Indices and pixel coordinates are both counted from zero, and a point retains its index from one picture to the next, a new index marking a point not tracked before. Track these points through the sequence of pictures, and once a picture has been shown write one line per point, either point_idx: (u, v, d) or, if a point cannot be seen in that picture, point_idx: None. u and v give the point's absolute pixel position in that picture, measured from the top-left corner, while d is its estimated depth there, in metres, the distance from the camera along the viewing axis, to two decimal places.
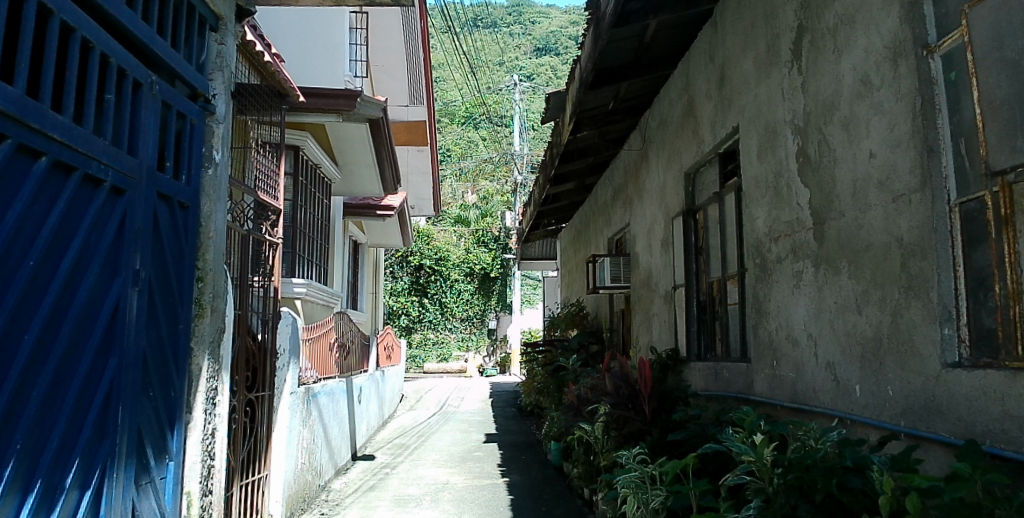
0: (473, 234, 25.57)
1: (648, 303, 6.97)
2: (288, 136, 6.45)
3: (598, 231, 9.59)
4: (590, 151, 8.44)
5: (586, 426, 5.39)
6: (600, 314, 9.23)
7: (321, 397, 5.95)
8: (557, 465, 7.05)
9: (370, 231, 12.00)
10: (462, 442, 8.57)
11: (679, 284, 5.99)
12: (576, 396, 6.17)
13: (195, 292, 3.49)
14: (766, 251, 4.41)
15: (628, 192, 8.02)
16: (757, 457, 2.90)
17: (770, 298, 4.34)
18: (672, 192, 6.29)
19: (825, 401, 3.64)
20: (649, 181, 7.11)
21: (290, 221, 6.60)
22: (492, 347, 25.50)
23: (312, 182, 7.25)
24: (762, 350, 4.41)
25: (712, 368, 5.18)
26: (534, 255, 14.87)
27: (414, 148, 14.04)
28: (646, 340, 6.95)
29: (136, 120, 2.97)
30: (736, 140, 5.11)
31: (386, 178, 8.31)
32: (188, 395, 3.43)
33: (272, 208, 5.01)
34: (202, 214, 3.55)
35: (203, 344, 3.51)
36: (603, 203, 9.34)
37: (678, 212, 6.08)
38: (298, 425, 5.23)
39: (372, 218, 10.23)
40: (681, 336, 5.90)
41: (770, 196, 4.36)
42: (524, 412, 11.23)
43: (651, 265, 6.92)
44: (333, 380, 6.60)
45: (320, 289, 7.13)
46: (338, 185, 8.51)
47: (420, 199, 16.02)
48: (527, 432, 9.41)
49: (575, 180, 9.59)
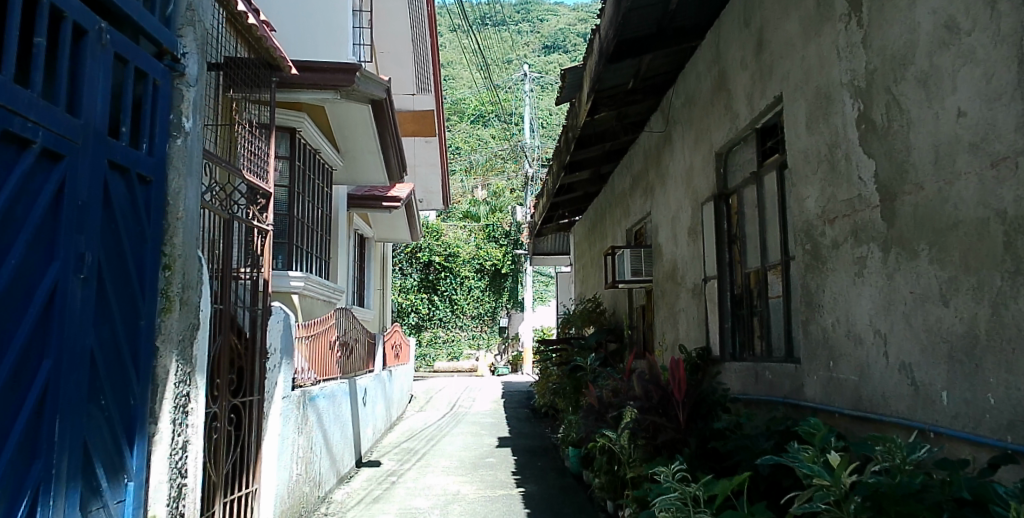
0: (483, 230, 25.06)
1: (674, 298, 6.43)
2: (284, 116, 5.96)
3: (616, 223, 9.05)
4: (607, 136, 7.89)
5: (611, 434, 4.86)
6: (619, 311, 8.68)
7: (320, 400, 5.43)
8: (577, 472, 6.52)
9: (377, 224, 11.54)
10: (474, 447, 8.06)
11: (710, 276, 5.45)
12: (597, 400, 5.63)
13: (161, 282, 2.99)
14: (818, 235, 3.88)
15: (648, 179, 7.48)
16: (834, 482, 2.39)
17: (824, 289, 3.81)
18: (701, 175, 5.76)
19: (900, 409, 3.11)
20: (673, 165, 6.57)
21: (286, 209, 6.10)
22: (504, 346, 25.00)
23: (311, 170, 6.76)
24: (815, 348, 3.88)
25: (752, 369, 4.65)
26: (547, 251, 14.33)
27: (421, 139, 13.54)
28: (672, 338, 6.41)
29: (79, 73, 2.48)
30: (778, 112, 4.56)
31: (391, 166, 7.82)
32: (153, 404, 2.92)
33: (262, 191, 4.52)
34: (170, 191, 3.06)
35: (171, 343, 3.00)
36: (621, 193, 8.80)
37: (708, 197, 5.54)
38: (293, 432, 4.70)
39: (378, 210, 9.77)
40: (713, 334, 5.35)
41: (823, 171, 3.82)
42: (539, 414, 10.71)
43: (677, 256, 6.38)
44: (334, 382, 6.09)
45: (321, 284, 6.62)
46: (341, 174, 8.03)
47: (427, 192, 15.53)
48: (542, 435, 8.88)
49: (590, 169, 9.04)
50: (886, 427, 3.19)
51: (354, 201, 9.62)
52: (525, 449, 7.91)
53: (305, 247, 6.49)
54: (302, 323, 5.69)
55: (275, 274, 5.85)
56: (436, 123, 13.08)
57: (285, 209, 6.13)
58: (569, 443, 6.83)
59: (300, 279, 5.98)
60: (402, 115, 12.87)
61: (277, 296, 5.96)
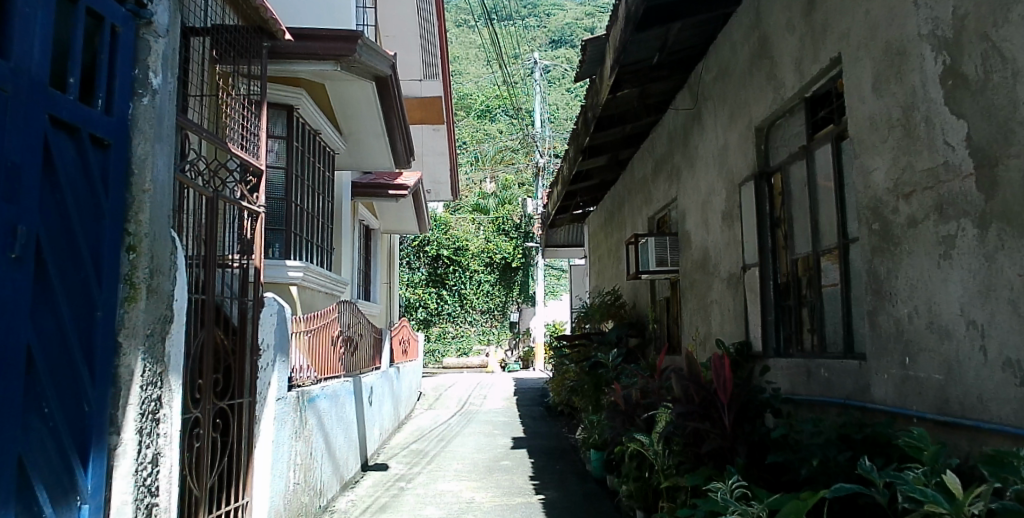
0: (493, 222, 24.58)
1: (705, 288, 5.92)
2: (280, 92, 5.48)
3: (636, 211, 8.53)
4: (628, 118, 7.37)
5: (643, 438, 4.36)
6: (641, 303, 8.16)
7: (320, 401, 4.93)
8: (600, 477, 6.08)
9: (383, 215, 11.07)
10: (487, 448, 7.60)
11: (750, 263, 4.93)
12: (625, 400, 5.14)
13: (124, 266, 2.50)
14: (889, 212, 3.36)
15: (674, 162, 6.95)
16: (953, 511, 1.99)
17: (898, 274, 3.29)
18: (737, 154, 5.23)
19: (1006, 415, 2.60)
20: (703, 145, 6.05)
21: (284, 193, 5.61)
22: (515, 341, 24.50)
23: (311, 153, 6.26)
24: (886, 343, 3.37)
25: (805, 366, 4.14)
26: (560, 242, 13.81)
27: (429, 127, 13.04)
28: (704, 332, 5.90)
29: (5, 5, 2.01)
30: (832, 77, 4.03)
31: (397, 149, 7.33)
32: (115, 411, 2.42)
33: (253, 168, 4.04)
34: (136, 158, 2.57)
35: (137, 338, 2.50)
36: (641, 179, 8.27)
37: (747, 176, 5.02)
38: (290, 437, 4.20)
39: (384, 199, 9.27)
40: (755, 327, 4.84)
41: (896, 139, 3.30)
42: (554, 412, 10.21)
43: (708, 243, 5.86)
44: (337, 380, 5.60)
45: (324, 275, 6.14)
46: (344, 159, 7.53)
47: (436, 182, 15.04)
48: (559, 435, 8.39)
49: (609, 154, 8.51)
50: (987, 436, 2.69)
51: (359, 189, 9.13)
52: (542, 451, 7.43)
53: (306, 235, 6.01)
54: (300, 316, 5.21)
55: (271, 264, 5.36)
56: (444, 110, 12.58)
57: (281, 195, 5.61)
58: (590, 445, 6.36)
59: (299, 270, 5.50)
60: (409, 101, 12.37)
61: (275, 288, 5.47)
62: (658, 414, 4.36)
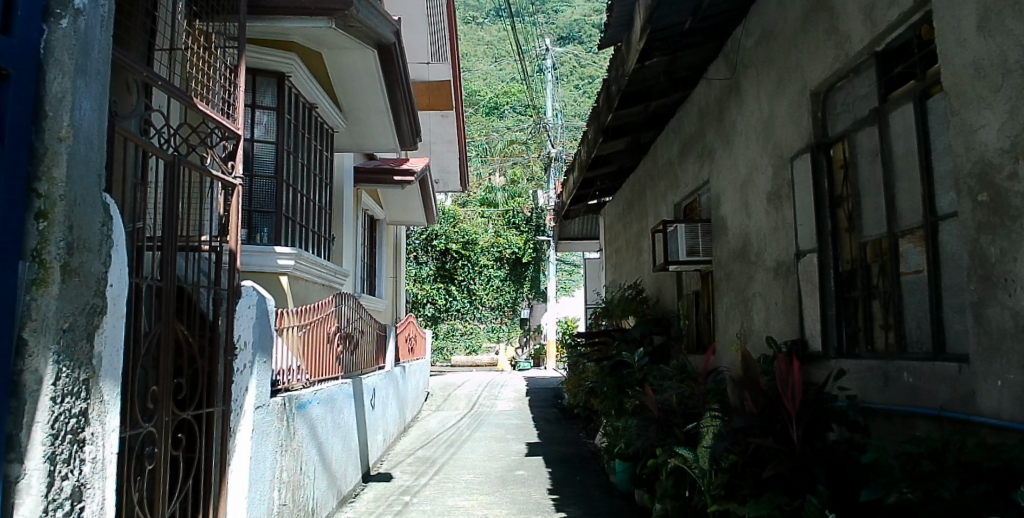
0: (503, 215, 23.95)
1: (745, 280, 5.27)
2: (270, 57, 4.87)
3: (660, 198, 7.85)
4: (656, 94, 6.73)
5: (687, 454, 3.75)
6: (666, 298, 7.50)
7: (314, 407, 4.31)
8: (626, 491, 5.47)
9: (388, 204, 10.46)
10: (499, 455, 6.98)
11: (805, 249, 4.29)
12: (658, 406, 4.53)
13: (33, 239, 1.86)
14: (1004, 181, 2.71)
15: (705, 141, 6.29)
16: None
17: (1017, 257, 2.64)
18: (788, 125, 4.58)
19: None
20: (742, 119, 5.40)
21: (273, 171, 4.98)
22: (525, 339, 23.80)
23: (307, 130, 5.61)
24: (999, 343, 2.72)
25: (882, 370, 3.49)
26: (574, 235, 13.16)
27: (436, 114, 12.42)
28: (744, 329, 5.25)
29: None
30: (913, 24, 3.38)
31: (400, 127, 6.69)
32: (17, 434, 1.78)
33: (229, 132, 3.41)
34: (51, 96, 1.94)
35: (48, 335, 1.87)
36: (666, 163, 7.59)
37: (800, 150, 4.37)
38: (274, 450, 3.56)
39: (389, 186, 8.64)
40: (811, 323, 4.19)
41: (1014, 88, 2.65)
42: (571, 414, 9.58)
43: (750, 229, 5.22)
44: (333, 382, 4.98)
45: (320, 266, 5.51)
46: (344, 140, 6.89)
47: (444, 171, 14.42)
48: (578, 441, 7.76)
49: (631, 135, 7.85)
50: None
51: (361, 175, 8.50)
52: (560, 459, 6.80)
53: (299, 220, 5.37)
54: (290, 309, 4.59)
55: (258, 251, 4.70)
56: (452, 95, 11.95)
57: (271, 173, 4.96)
58: (615, 455, 5.74)
59: (291, 262, 4.83)
60: (416, 85, 11.75)
61: (260, 278, 4.81)
62: (703, 425, 3.76)
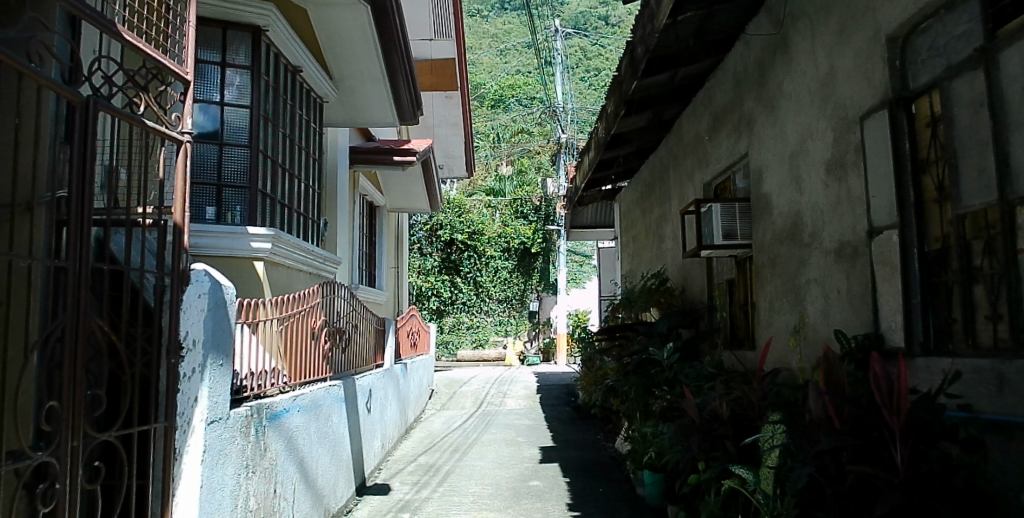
0: (511, 204, 23.24)
1: (796, 265, 4.57)
2: (242, 6, 4.17)
3: (685, 178, 7.10)
4: (684, 59, 6.01)
5: (748, 475, 3.05)
6: (692, 288, 6.78)
7: (294, 416, 3.62)
8: (657, 506, 4.79)
9: (388, 189, 9.76)
10: (510, 462, 6.30)
11: (881, 226, 3.58)
12: (700, 411, 3.85)
13: None
14: None
15: (743, 109, 5.56)
16: None
17: None
18: (855, 80, 3.87)
19: None
20: (791, 79, 4.69)
21: (248, 140, 4.25)
22: (533, 332, 23.07)
23: (291, 97, 4.90)
24: None
25: (997, 372, 2.79)
26: (586, 223, 12.42)
27: (441, 94, 11.69)
28: (795, 322, 4.55)
29: None
30: None
31: (398, 94, 5.95)
32: None
33: (173, 76, 2.70)
34: None
35: None
36: (694, 139, 6.85)
37: (874, 108, 3.65)
38: (239, 473, 2.86)
39: (388, 167, 7.93)
40: (890, 314, 3.49)
41: None
42: (586, 414, 8.89)
43: (801, 206, 4.51)
44: (319, 385, 4.30)
45: (305, 251, 4.80)
46: (336, 113, 6.15)
47: (449, 157, 13.68)
48: (595, 444, 7.07)
49: (654, 110, 7.11)
50: None
51: (359, 155, 7.79)
52: (578, 467, 6.11)
53: (281, 198, 4.67)
54: (267, 299, 3.90)
55: (227, 232, 4.00)
56: (457, 74, 11.23)
57: (245, 142, 4.24)
58: (643, 465, 5.05)
59: (267, 245, 4.13)
60: (420, 64, 11.08)
61: (232, 265, 4.10)
62: (759, 438, 3.10)
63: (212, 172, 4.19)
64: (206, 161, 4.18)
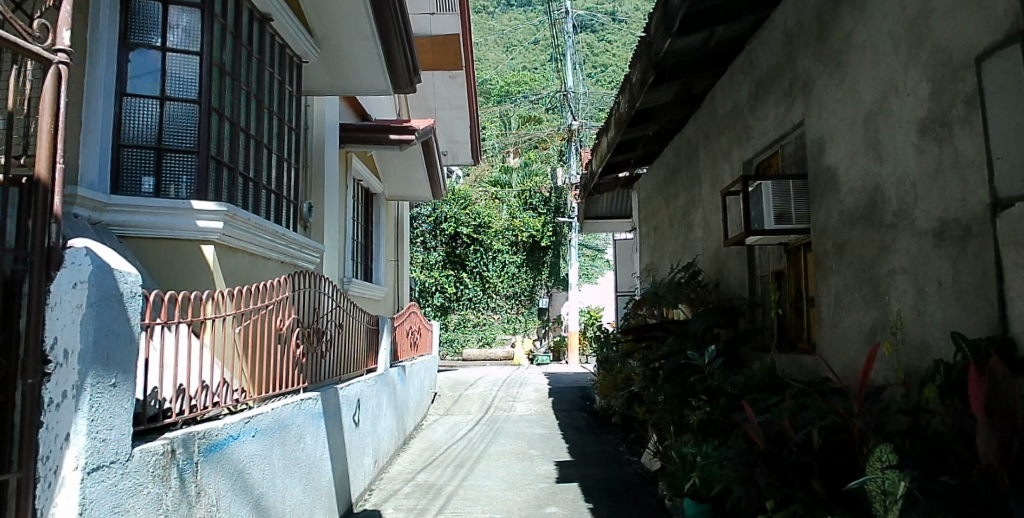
0: (520, 195, 22.44)
1: (876, 252, 3.71)
2: None
3: (720, 157, 6.24)
4: (724, 17, 5.14)
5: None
6: (730, 280, 5.91)
7: (247, 444, 2.79)
8: None
9: (386, 174, 8.93)
10: (522, 482, 5.47)
11: (1014, 197, 2.71)
12: (768, 434, 3.02)
13: None
14: None
15: (797, 69, 4.69)
16: None
17: None
18: (966, 11, 2.99)
19: None
20: (865, 23, 3.81)
21: (195, 93, 3.56)
22: (543, 330, 22.22)
23: (257, 52, 4.11)
24: None
25: None
26: (601, 213, 11.55)
27: (443, 73, 10.86)
28: (875, 321, 3.70)
29: None
30: None
31: (392, 59, 5.36)
32: None
33: None
34: None
35: None
36: (730, 112, 5.99)
37: (999, 43, 2.78)
38: None
39: (384, 147, 7.12)
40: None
41: None
42: (605, 422, 8.04)
43: (884, 178, 3.64)
44: (289, 400, 3.45)
45: (267, 232, 4.00)
46: (321, 81, 5.31)
47: (452, 142, 12.80)
48: (618, 459, 6.24)
49: (683, 81, 6.26)
50: None
51: (351, 134, 6.97)
52: (601, 487, 5.30)
53: (245, 170, 3.95)
54: (228, 290, 3.07)
55: (164, 206, 3.37)
56: (461, 51, 10.37)
57: (193, 96, 3.56)
58: (683, 493, 4.21)
59: (218, 227, 3.48)
60: (420, 41, 10.22)
61: (173, 246, 3.46)
62: (865, 481, 2.34)
63: (151, 130, 3.51)
64: (144, 119, 3.49)
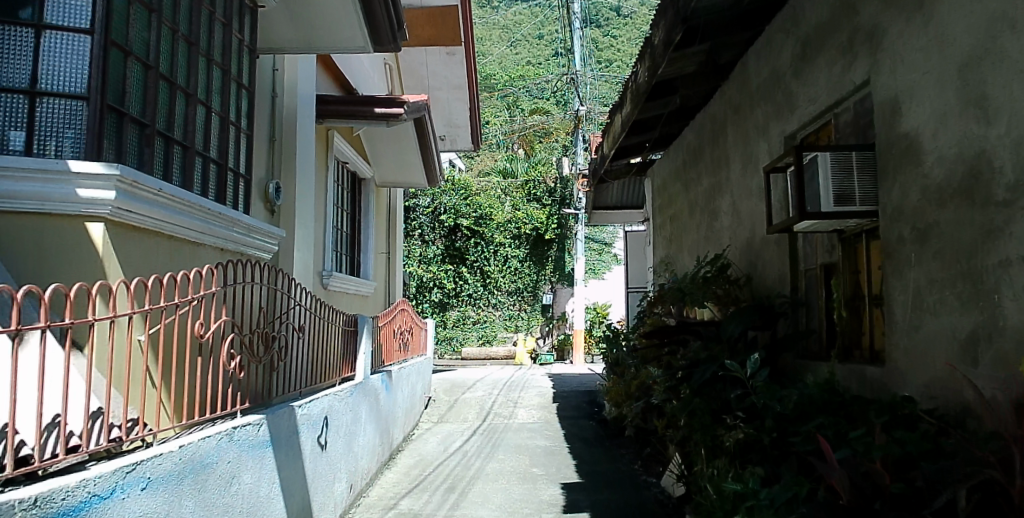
0: (522, 186, 21.61)
1: (979, 237, 2.88)
2: None
3: (753, 133, 5.40)
4: None
5: None
6: (766, 275, 5.07)
7: (131, 500, 1.98)
8: None
9: (375, 156, 8.13)
10: (524, 511, 4.66)
11: None
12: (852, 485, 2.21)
13: None
14: None
15: (859, 19, 3.85)
16: None
17: None
18: None
19: None
20: None
21: (87, 23, 2.88)
22: (546, 328, 21.38)
23: None
24: None
25: None
26: (610, 204, 10.69)
27: (441, 49, 10.04)
28: (980, 326, 2.86)
29: None
30: None
31: (370, 7, 4.60)
32: None
33: None
34: None
35: None
36: (767, 79, 5.15)
37: None
38: None
39: (370, 122, 6.26)
40: None
41: None
42: (617, 433, 7.21)
43: (992, 143, 2.80)
44: (218, 428, 2.63)
45: (186, 208, 3.29)
46: (286, 34, 4.61)
47: (450, 125, 11.94)
48: (633, 480, 5.42)
49: (711, 46, 5.42)
50: None
51: (332, 108, 6.15)
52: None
53: (163, 128, 3.30)
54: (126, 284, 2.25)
55: (36, 164, 2.70)
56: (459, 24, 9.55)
57: (85, 25, 2.88)
58: None
59: (109, 198, 2.77)
60: (415, 13, 9.40)
61: (49, 223, 2.77)
62: None
63: (24, 67, 2.84)
64: (16, 54, 2.82)
